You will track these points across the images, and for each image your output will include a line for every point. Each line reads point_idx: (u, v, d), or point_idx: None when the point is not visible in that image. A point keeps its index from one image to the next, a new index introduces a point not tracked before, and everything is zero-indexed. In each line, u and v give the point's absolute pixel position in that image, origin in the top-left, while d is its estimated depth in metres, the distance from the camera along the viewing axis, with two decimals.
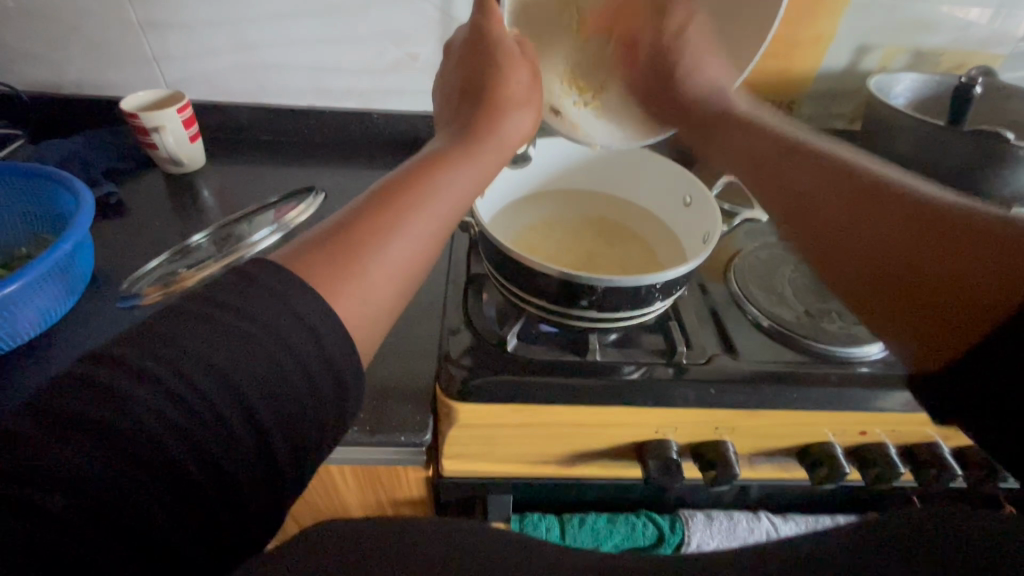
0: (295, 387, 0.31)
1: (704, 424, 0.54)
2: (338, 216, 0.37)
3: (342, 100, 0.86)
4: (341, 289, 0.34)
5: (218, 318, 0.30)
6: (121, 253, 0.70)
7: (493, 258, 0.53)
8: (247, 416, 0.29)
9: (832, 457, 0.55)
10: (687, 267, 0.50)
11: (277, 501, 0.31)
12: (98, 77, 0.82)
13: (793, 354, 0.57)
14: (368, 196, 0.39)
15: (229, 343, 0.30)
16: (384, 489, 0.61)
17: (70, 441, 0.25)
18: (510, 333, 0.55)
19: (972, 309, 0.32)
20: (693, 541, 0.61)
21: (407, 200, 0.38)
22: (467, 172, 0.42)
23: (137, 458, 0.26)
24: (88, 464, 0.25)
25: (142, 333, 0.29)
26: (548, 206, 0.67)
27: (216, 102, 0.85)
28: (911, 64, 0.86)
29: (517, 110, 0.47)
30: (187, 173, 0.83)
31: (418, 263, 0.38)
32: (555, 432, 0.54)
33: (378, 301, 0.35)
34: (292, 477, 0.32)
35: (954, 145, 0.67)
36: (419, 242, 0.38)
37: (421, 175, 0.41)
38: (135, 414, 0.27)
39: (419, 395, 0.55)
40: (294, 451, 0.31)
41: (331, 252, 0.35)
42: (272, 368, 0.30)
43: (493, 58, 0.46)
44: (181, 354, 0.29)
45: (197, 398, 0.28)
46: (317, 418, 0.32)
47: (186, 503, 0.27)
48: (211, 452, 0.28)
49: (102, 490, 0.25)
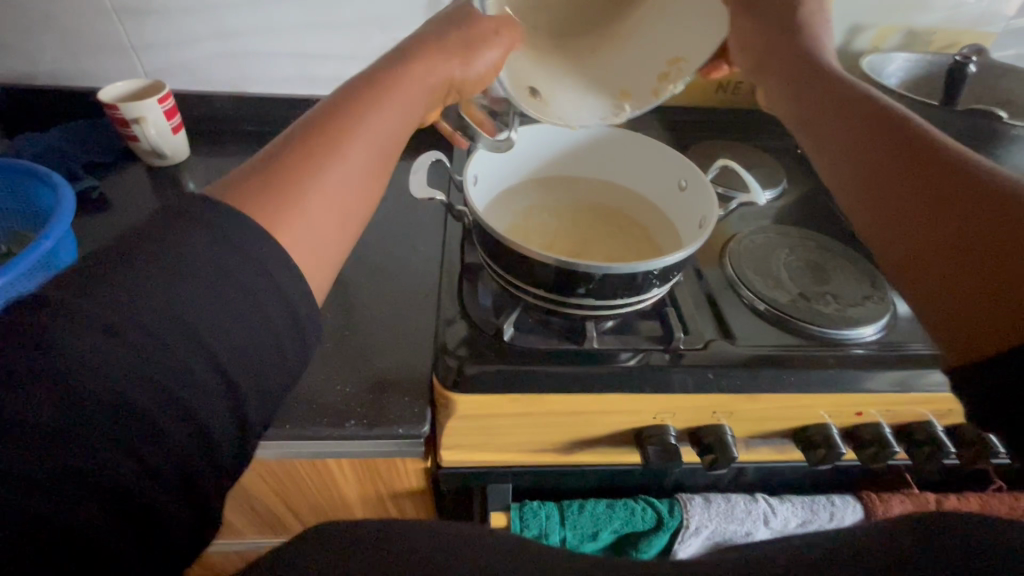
0: (258, 340, 0.32)
1: (702, 409, 0.54)
2: (273, 147, 0.38)
3: (329, 88, 0.84)
4: (283, 224, 0.34)
5: (158, 257, 0.30)
6: (105, 249, 0.68)
7: (489, 248, 0.53)
8: (204, 351, 0.30)
9: (828, 438, 0.56)
10: (685, 252, 0.49)
11: (245, 433, 0.33)
12: (73, 66, 0.79)
13: (788, 336, 0.57)
14: (298, 124, 0.39)
15: (178, 282, 0.30)
16: (381, 479, 0.60)
17: (13, 393, 0.25)
18: (506, 323, 0.54)
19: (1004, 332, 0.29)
20: (691, 525, 0.61)
21: (338, 125, 0.38)
22: (402, 103, 0.42)
23: (100, 412, 0.27)
24: (36, 411, 0.25)
25: (86, 279, 0.29)
26: (540, 195, 0.66)
27: (198, 92, 0.83)
28: (903, 44, 0.85)
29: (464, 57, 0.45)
30: (170, 165, 0.81)
31: (360, 204, 0.39)
32: (553, 419, 0.53)
33: (323, 241, 0.36)
34: (257, 406, 0.33)
35: (947, 125, 0.67)
36: (363, 180, 0.38)
37: (359, 105, 0.40)
38: (74, 361, 0.26)
39: (416, 386, 0.54)
40: (259, 385, 0.33)
41: (264, 179, 0.35)
42: (235, 319, 0.31)
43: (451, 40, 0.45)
44: (126, 289, 0.29)
45: (147, 338, 0.28)
46: (280, 350, 0.33)
47: (150, 440, 0.28)
48: (166, 386, 0.29)
49: (59, 438, 0.26)
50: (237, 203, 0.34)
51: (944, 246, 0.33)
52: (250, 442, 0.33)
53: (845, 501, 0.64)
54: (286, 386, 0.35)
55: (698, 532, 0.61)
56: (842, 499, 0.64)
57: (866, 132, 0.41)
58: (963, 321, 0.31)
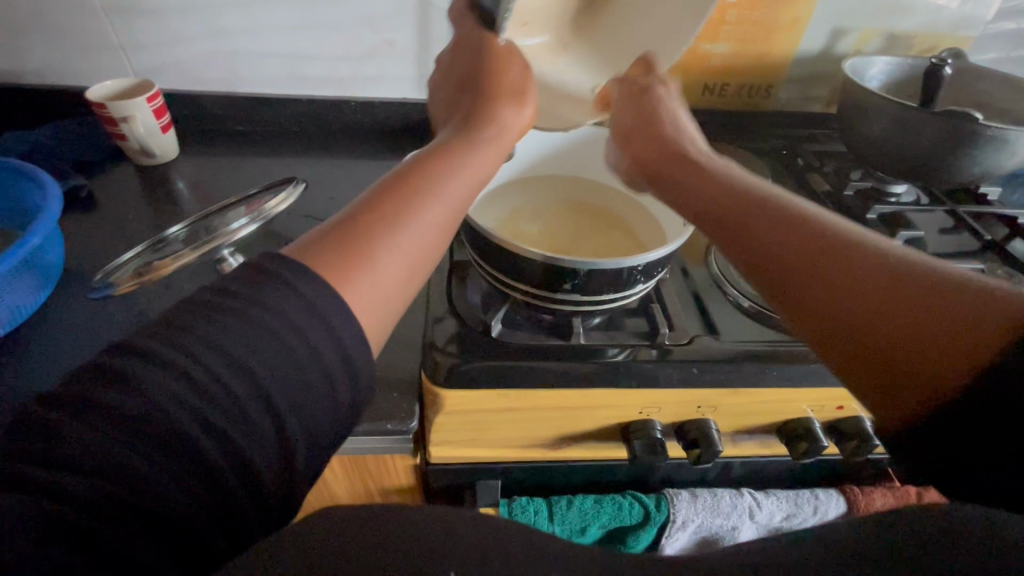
0: (313, 385, 0.31)
1: (688, 403, 0.55)
2: (349, 209, 0.37)
3: (319, 88, 0.85)
4: (351, 278, 0.33)
5: (238, 304, 0.31)
6: (93, 248, 0.68)
7: (477, 245, 0.53)
8: (262, 399, 0.29)
9: (811, 431, 0.57)
10: (669, 247, 0.50)
11: (295, 493, 0.31)
12: (62, 65, 0.79)
13: (772, 332, 0.58)
14: (374, 188, 0.38)
15: (246, 331, 0.30)
16: (371, 477, 0.60)
17: (90, 424, 0.26)
18: (495, 320, 0.55)
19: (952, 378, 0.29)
20: (678, 519, 0.62)
21: (417, 182, 0.38)
22: (478, 157, 0.42)
23: (165, 452, 0.27)
24: (105, 445, 0.26)
25: (166, 323, 0.30)
26: (528, 195, 0.66)
27: (187, 91, 0.83)
28: (884, 48, 0.87)
29: (514, 101, 0.48)
30: (159, 164, 0.81)
31: (428, 256, 0.37)
32: (540, 414, 0.54)
33: (387, 290, 0.34)
34: (311, 457, 0.32)
35: (926, 126, 0.69)
36: (433, 229, 0.37)
37: (427, 163, 0.40)
38: (145, 399, 0.27)
39: (406, 382, 0.55)
40: (312, 445, 0.31)
41: (337, 242, 0.34)
42: (292, 361, 0.30)
43: (496, 90, 0.47)
44: (201, 339, 0.29)
45: (208, 381, 0.28)
46: (331, 401, 0.32)
47: (205, 482, 0.28)
48: (223, 430, 0.28)
49: (122, 472, 0.26)
50: (299, 257, 0.33)
51: (841, 309, 0.34)
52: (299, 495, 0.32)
53: (828, 495, 0.65)
54: (337, 439, 0.33)
55: (684, 526, 0.62)
56: (826, 493, 0.66)
57: (726, 197, 0.43)
58: (897, 384, 0.32)
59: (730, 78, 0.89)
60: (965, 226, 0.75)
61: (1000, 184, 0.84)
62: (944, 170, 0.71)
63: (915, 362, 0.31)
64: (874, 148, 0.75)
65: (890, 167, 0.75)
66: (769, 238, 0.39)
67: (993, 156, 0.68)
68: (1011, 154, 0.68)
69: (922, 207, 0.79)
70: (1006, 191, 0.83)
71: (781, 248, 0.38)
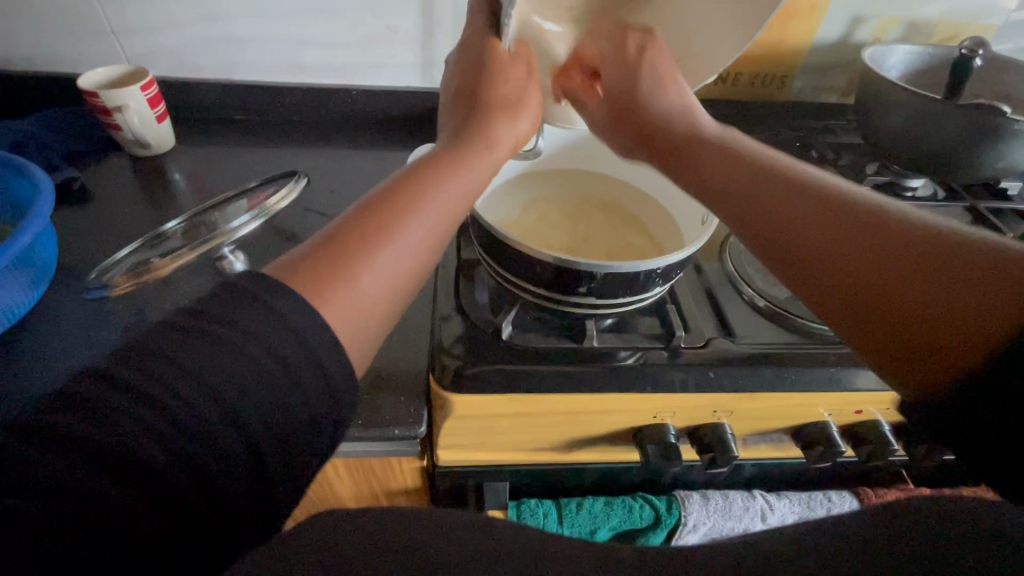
0: (290, 411, 0.29)
1: (703, 408, 0.53)
2: (328, 230, 0.35)
3: (319, 76, 0.82)
4: (331, 301, 0.32)
5: (211, 327, 0.28)
6: (87, 243, 0.65)
7: (488, 246, 0.51)
8: (235, 427, 0.27)
9: (827, 436, 0.55)
10: (685, 252, 0.48)
11: (273, 519, 0.29)
12: (52, 51, 0.76)
13: (788, 334, 0.56)
14: (356, 206, 0.36)
15: (221, 356, 0.28)
16: (376, 479, 0.59)
17: (52, 450, 0.25)
18: (505, 321, 0.53)
19: (955, 341, 0.29)
20: (689, 522, 0.61)
21: (400, 201, 0.37)
22: (457, 173, 0.40)
23: (132, 478, 0.25)
24: (66, 472, 0.24)
25: (136, 346, 0.28)
26: (536, 189, 0.64)
27: (183, 79, 0.80)
28: (904, 36, 0.84)
29: (508, 115, 0.46)
30: (154, 155, 0.78)
31: (411, 276, 0.36)
32: (551, 418, 0.53)
33: (367, 309, 0.33)
34: (289, 490, 0.30)
35: (950, 119, 0.66)
36: (412, 256, 0.36)
37: (409, 180, 0.38)
38: (108, 428, 0.25)
39: (412, 385, 0.53)
40: (290, 472, 0.29)
41: (317, 260, 0.33)
42: (269, 386, 0.28)
43: (490, 96, 0.46)
44: (172, 364, 0.27)
45: (177, 412, 0.26)
46: (311, 435, 0.30)
47: (172, 516, 0.26)
48: (201, 465, 0.26)
49: (82, 498, 0.24)
50: (288, 279, 0.32)
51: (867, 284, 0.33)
52: (275, 529, 0.30)
53: (841, 497, 0.64)
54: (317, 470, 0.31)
55: (696, 529, 0.61)
56: (839, 495, 0.64)
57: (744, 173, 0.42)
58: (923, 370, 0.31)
59: (742, 68, 0.86)
60: (985, 222, 0.73)
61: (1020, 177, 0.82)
62: (966, 164, 0.69)
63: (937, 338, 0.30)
64: (894, 142, 0.73)
65: (908, 162, 0.73)
66: (788, 211, 0.38)
67: (1018, 150, 0.66)
68: None
69: (939, 202, 0.77)
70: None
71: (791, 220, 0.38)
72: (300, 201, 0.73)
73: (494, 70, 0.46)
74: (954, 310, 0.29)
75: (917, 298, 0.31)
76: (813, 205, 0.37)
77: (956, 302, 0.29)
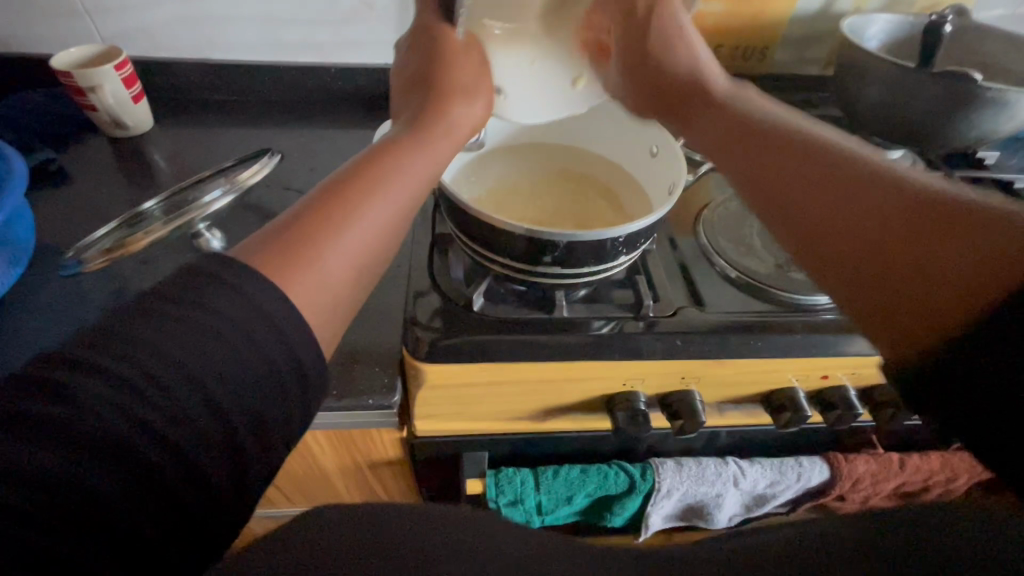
0: (264, 388, 0.29)
1: (671, 375, 0.55)
2: (297, 207, 0.35)
3: (296, 55, 0.81)
4: (295, 278, 0.32)
5: (181, 309, 0.28)
6: (66, 224, 0.66)
7: (457, 220, 0.52)
8: (210, 406, 0.27)
9: (794, 402, 0.57)
10: (649, 220, 0.49)
11: (249, 499, 0.30)
12: (26, 32, 0.76)
13: (758, 303, 0.57)
14: (323, 186, 0.36)
15: (195, 337, 0.28)
16: (357, 450, 0.61)
17: (21, 436, 0.24)
18: (476, 294, 0.54)
19: (937, 304, 0.31)
20: (663, 488, 0.62)
21: (366, 183, 0.37)
22: (417, 157, 0.40)
23: (113, 462, 0.25)
24: (34, 458, 0.24)
25: (106, 329, 0.27)
26: (509, 164, 0.65)
27: (159, 58, 0.80)
28: (886, 5, 0.83)
29: (464, 95, 0.44)
30: (133, 136, 0.78)
31: (377, 253, 0.36)
32: (525, 387, 0.54)
33: (336, 289, 0.33)
34: (263, 464, 0.30)
35: (924, 89, 0.66)
36: (376, 239, 0.36)
37: (371, 163, 0.38)
38: (79, 413, 0.25)
39: (387, 358, 0.55)
40: (266, 449, 0.30)
41: (290, 241, 0.33)
42: (244, 364, 0.28)
43: (439, 80, 0.44)
44: (145, 346, 0.27)
45: (151, 393, 0.26)
46: (288, 410, 0.30)
47: (154, 499, 0.26)
48: (180, 447, 0.26)
49: (62, 484, 0.24)
50: (244, 256, 0.32)
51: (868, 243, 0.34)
52: (251, 511, 0.30)
53: (812, 462, 0.66)
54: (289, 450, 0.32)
55: (669, 494, 0.63)
56: (809, 461, 0.66)
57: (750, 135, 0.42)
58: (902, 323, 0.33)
59: (722, 40, 0.85)
60: None
61: (999, 147, 0.82)
62: (940, 134, 0.69)
63: (922, 301, 0.32)
64: (870, 114, 0.73)
65: (884, 133, 0.73)
66: (792, 173, 0.39)
67: (992, 120, 0.66)
68: (1010, 117, 0.65)
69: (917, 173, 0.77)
70: (1002, 154, 0.81)
71: (792, 180, 0.39)
72: (278, 179, 0.74)
73: (448, 54, 0.44)
74: (944, 276, 0.31)
75: (911, 260, 0.32)
76: (818, 166, 0.38)
77: (947, 266, 0.31)
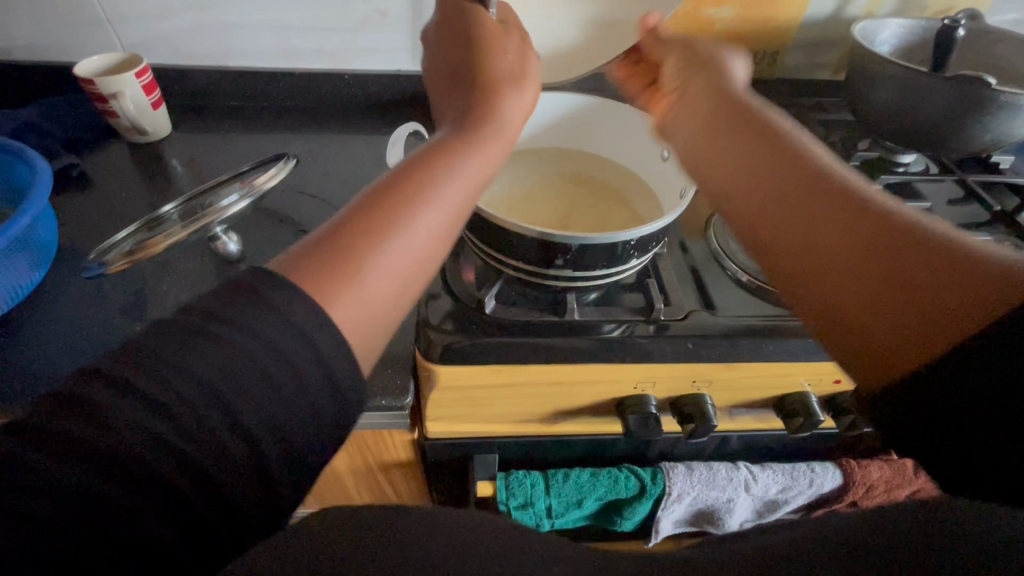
0: (291, 406, 0.29)
1: (683, 378, 0.55)
2: (340, 216, 0.36)
3: (311, 62, 0.83)
4: (334, 292, 0.32)
5: (211, 328, 0.29)
6: (88, 228, 0.68)
7: (471, 224, 0.53)
8: (237, 427, 0.28)
9: (808, 406, 0.56)
10: (662, 223, 0.49)
11: (277, 517, 0.30)
12: (51, 41, 0.78)
13: (769, 306, 0.57)
14: (366, 194, 0.37)
15: (224, 357, 0.28)
16: (369, 451, 0.61)
17: (60, 455, 0.25)
18: (488, 295, 0.55)
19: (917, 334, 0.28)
20: (673, 492, 0.62)
21: (413, 190, 0.37)
22: (469, 159, 0.40)
23: (143, 481, 0.26)
24: (69, 475, 0.25)
25: (140, 348, 0.28)
26: (521, 168, 0.65)
27: (178, 66, 0.81)
28: (898, 9, 0.84)
29: (514, 85, 0.45)
30: (151, 141, 0.80)
31: (424, 264, 0.36)
32: (536, 389, 0.54)
33: (374, 306, 0.33)
34: (291, 483, 0.30)
35: (936, 93, 0.66)
36: (420, 247, 0.36)
37: (423, 166, 0.39)
38: (111, 432, 0.26)
39: (400, 360, 0.55)
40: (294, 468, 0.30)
41: (330, 255, 0.33)
42: (271, 385, 0.29)
43: (484, 76, 0.45)
44: (177, 368, 0.27)
45: (181, 412, 0.27)
46: (313, 428, 0.30)
47: (180, 518, 0.26)
48: (206, 469, 0.27)
49: (95, 502, 0.25)
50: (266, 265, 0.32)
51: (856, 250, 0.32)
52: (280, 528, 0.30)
53: (824, 468, 0.65)
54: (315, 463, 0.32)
55: (680, 498, 0.62)
56: (821, 466, 0.65)
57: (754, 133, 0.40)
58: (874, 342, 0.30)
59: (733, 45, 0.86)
60: (975, 197, 0.73)
61: (1012, 151, 0.82)
62: (952, 138, 0.69)
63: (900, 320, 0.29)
64: (881, 118, 0.73)
65: (896, 136, 0.73)
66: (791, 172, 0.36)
67: (1006, 123, 0.65)
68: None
69: (930, 177, 0.76)
70: (1016, 158, 0.81)
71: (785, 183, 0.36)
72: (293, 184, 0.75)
73: (490, 53, 0.46)
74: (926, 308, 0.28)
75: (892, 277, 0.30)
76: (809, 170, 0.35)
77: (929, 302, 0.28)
